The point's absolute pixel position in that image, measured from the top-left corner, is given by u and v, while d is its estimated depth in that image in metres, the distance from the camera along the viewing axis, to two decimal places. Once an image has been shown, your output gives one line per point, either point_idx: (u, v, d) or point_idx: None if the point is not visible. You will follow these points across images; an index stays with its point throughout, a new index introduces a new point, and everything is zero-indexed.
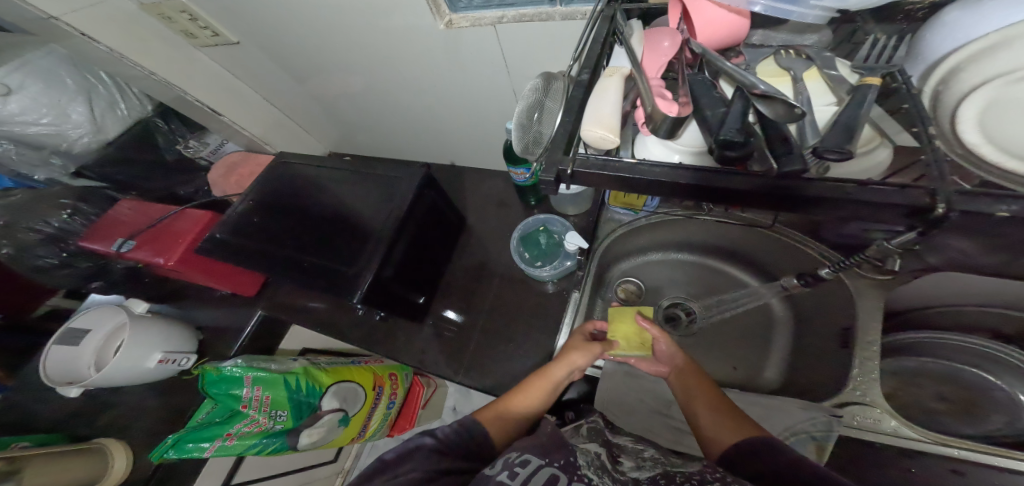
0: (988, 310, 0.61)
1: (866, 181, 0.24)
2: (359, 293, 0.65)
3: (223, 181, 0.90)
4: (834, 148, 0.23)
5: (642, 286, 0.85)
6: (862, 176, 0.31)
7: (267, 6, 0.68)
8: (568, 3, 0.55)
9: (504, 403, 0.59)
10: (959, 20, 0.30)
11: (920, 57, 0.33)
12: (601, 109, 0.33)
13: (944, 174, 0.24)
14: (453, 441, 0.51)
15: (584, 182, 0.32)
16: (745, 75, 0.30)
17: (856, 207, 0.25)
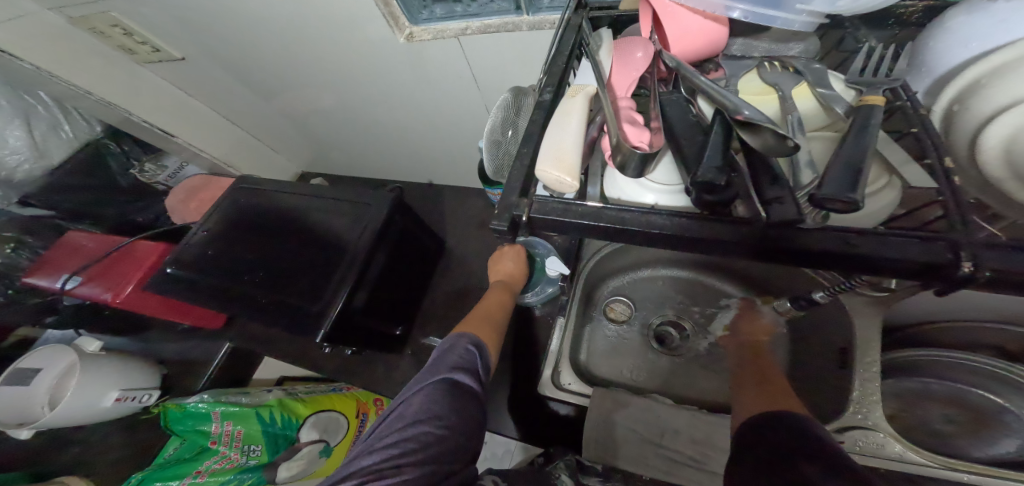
0: (991, 324, 0.56)
1: (877, 231, 0.20)
2: (322, 331, 0.59)
3: (181, 207, 0.82)
4: (833, 193, 0.19)
5: (632, 304, 0.79)
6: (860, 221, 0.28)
7: (213, 19, 0.64)
8: (535, 12, 0.51)
9: (480, 315, 0.61)
10: (970, 26, 0.26)
11: (927, 70, 0.29)
12: (561, 141, 0.28)
13: (964, 216, 0.20)
14: (468, 368, 0.49)
15: (543, 227, 0.27)
16: (726, 95, 0.25)
17: (864, 264, 0.20)
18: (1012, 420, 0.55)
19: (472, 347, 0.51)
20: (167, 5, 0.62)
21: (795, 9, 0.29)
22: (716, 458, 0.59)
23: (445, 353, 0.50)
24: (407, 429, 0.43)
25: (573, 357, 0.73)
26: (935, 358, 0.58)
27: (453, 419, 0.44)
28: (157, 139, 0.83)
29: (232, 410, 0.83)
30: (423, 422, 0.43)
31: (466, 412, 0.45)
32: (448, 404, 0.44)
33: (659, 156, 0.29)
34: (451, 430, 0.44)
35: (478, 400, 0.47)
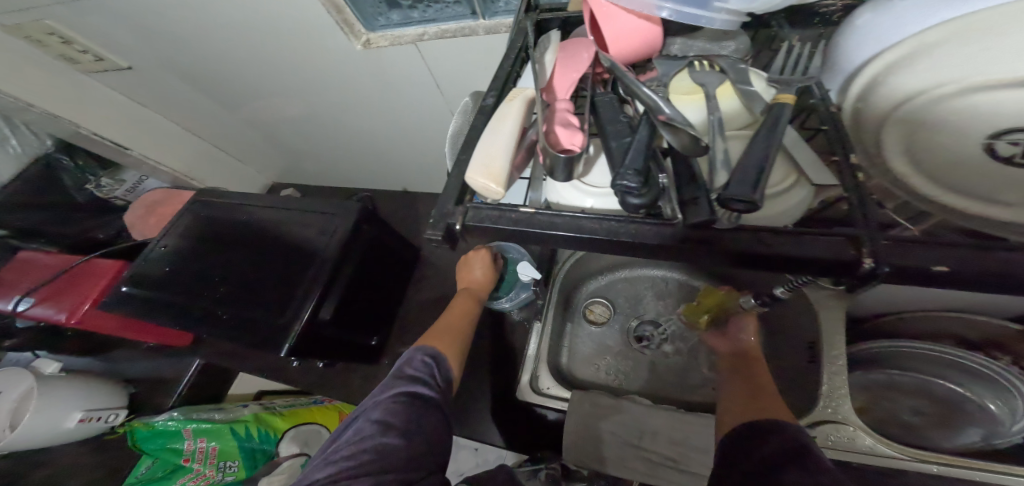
0: (950, 314, 0.57)
1: (789, 230, 0.20)
2: (287, 345, 0.58)
3: (141, 223, 0.79)
4: (736, 194, 0.19)
5: (610, 306, 0.79)
6: (777, 224, 0.27)
7: (160, 26, 0.62)
8: (491, 16, 0.52)
9: (444, 328, 0.58)
10: (871, 24, 0.25)
11: (839, 66, 0.28)
12: (490, 147, 0.27)
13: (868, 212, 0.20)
14: (424, 379, 0.48)
15: (480, 235, 0.27)
16: (652, 96, 0.25)
17: (781, 263, 0.20)
18: (973, 409, 0.57)
19: (427, 360, 0.51)
20: (111, 14, 0.60)
21: (714, 7, 0.28)
22: (694, 458, 0.59)
23: (400, 369, 0.50)
24: (364, 442, 0.42)
25: (553, 359, 0.74)
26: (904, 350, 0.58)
27: (412, 427, 0.43)
28: (110, 153, 0.81)
29: (205, 427, 0.81)
30: (381, 433, 0.42)
31: (426, 420, 0.45)
32: (406, 413, 0.44)
33: (592, 161, 0.29)
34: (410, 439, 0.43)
35: (438, 407, 0.47)
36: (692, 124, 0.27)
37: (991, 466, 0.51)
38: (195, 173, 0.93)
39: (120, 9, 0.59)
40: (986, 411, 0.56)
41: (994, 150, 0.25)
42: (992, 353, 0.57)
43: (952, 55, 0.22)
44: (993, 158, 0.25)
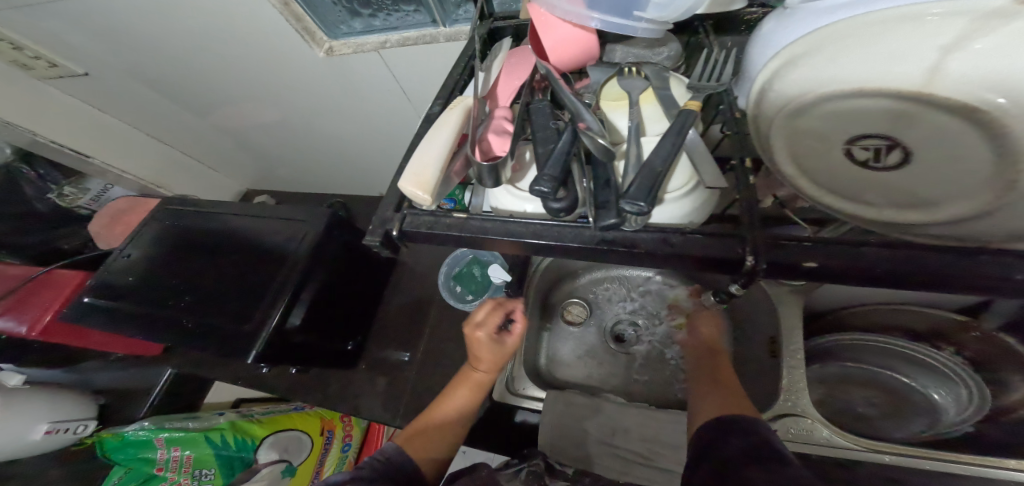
0: (899, 307, 0.58)
1: (687, 230, 0.23)
2: (253, 351, 0.57)
3: (106, 232, 0.78)
4: (631, 198, 0.21)
5: (586, 307, 0.80)
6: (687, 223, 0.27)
7: (119, 32, 0.62)
8: (451, 24, 0.53)
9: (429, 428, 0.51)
10: (772, 32, 0.25)
11: (743, 75, 0.29)
12: (425, 154, 0.27)
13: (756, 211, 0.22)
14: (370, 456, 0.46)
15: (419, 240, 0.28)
16: (576, 105, 0.27)
17: (683, 261, 0.23)
18: (918, 398, 0.60)
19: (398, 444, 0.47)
20: (72, 22, 0.61)
21: (632, 16, 0.29)
22: (665, 454, 0.60)
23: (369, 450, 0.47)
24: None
25: (529, 361, 0.74)
26: (854, 341, 0.60)
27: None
28: (70, 161, 0.79)
29: (178, 435, 0.80)
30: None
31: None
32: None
33: (524, 164, 0.30)
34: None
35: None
36: (617, 130, 0.29)
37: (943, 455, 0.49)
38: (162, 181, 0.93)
39: (75, 16, 0.59)
40: (930, 401, 0.59)
41: (853, 156, 0.25)
42: (936, 343, 0.58)
43: (815, 66, 0.24)
44: (856, 163, 0.25)
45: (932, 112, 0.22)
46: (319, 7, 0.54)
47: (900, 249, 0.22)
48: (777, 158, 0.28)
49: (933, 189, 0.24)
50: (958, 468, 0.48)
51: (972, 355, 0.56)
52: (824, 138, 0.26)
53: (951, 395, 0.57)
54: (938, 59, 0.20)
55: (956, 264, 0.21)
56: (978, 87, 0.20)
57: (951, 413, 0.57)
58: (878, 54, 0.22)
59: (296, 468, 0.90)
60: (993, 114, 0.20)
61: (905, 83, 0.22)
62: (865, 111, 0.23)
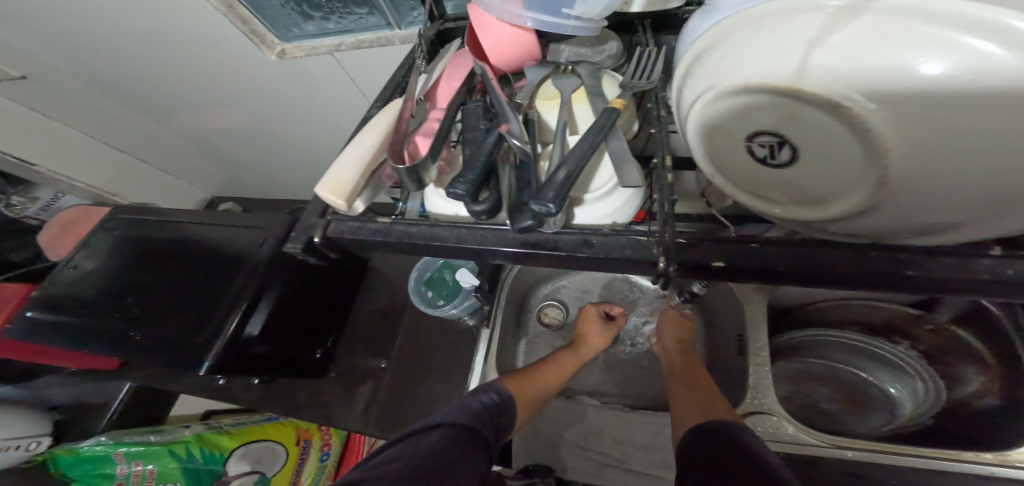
0: (862, 302, 0.59)
1: (610, 231, 0.22)
2: (207, 362, 0.54)
3: (56, 244, 0.75)
4: (541, 197, 0.20)
5: (564, 309, 0.76)
6: (612, 223, 0.26)
7: (61, 36, 0.60)
8: (406, 26, 0.52)
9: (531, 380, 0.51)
10: (693, 29, 0.24)
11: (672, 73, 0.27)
12: (345, 158, 0.27)
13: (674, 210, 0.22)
14: (483, 421, 0.43)
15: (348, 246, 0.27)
16: (504, 108, 0.26)
17: (606, 262, 0.22)
18: (876, 393, 0.61)
19: (496, 399, 0.46)
20: (15, 26, 0.59)
21: (561, 14, 0.29)
22: (636, 455, 0.59)
23: (465, 401, 0.45)
24: (410, 440, 0.39)
25: (506, 365, 0.71)
26: (811, 338, 0.62)
27: (447, 470, 0.36)
28: (14, 170, 0.75)
29: (139, 449, 0.77)
30: (412, 464, 0.36)
31: (468, 466, 0.38)
32: (448, 452, 0.38)
33: (455, 165, 0.29)
34: (431, 457, 0.37)
35: (483, 454, 0.40)
36: (547, 130, 0.29)
37: (899, 448, 0.48)
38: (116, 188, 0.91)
39: (15, 18, 0.57)
40: (887, 395, 0.60)
41: (753, 152, 0.23)
42: (891, 337, 0.59)
43: (710, 62, 0.22)
44: (753, 159, 0.23)
45: (803, 112, 0.19)
46: (268, 9, 0.54)
47: (805, 247, 0.23)
48: (696, 158, 0.26)
49: (832, 189, 0.22)
50: (918, 463, 0.46)
51: (926, 349, 0.57)
52: (727, 136, 0.23)
53: (907, 389, 0.58)
54: (803, 54, 0.18)
55: (850, 262, 0.23)
56: (837, 87, 0.18)
57: (908, 406, 0.58)
58: (749, 46, 0.20)
59: (270, 479, 0.86)
60: (858, 118, 0.18)
61: (775, 79, 0.19)
62: (750, 108, 0.21)
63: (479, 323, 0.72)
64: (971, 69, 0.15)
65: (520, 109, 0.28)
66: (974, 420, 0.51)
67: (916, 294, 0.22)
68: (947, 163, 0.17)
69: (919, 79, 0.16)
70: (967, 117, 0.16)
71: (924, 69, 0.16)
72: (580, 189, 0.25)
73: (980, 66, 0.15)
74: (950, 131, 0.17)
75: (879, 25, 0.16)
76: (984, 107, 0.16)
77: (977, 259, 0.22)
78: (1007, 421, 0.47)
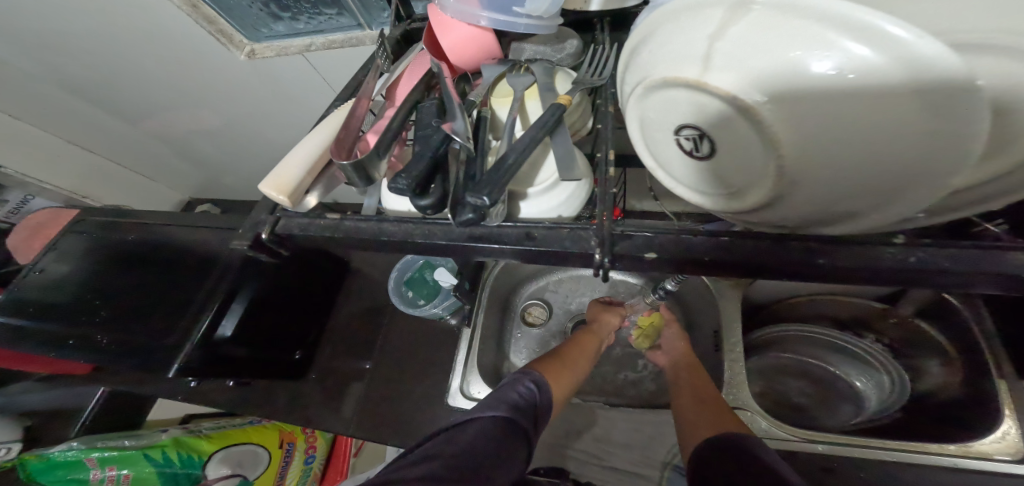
0: (831, 297, 0.60)
1: (550, 225, 0.24)
2: (176, 364, 0.50)
3: (26, 247, 0.73)
4: (477, 191, 0.21)
5: (547, 307, 0.76)
6: (558, 217, 0.28)
7: (25, 35, 0.59)
8: (377, 26, 0.52)
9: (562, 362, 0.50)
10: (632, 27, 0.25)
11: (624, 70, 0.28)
12: (292, 158, 0.28)
13: (612, 206, 0.23)
14: (523, 411, 0.40)
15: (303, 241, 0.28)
16: (453, 105, 0.27)
17: (540, 254, 0.24)
18: (842, 386, 0.62)
19: (533, 386, 0.43)
20: None
21: (513, 12, 0.29)
22: (616, 453, 0.57)
23: (501, 391, 0.42)
24: (442, 436, 0.36)
25: (491, 366, 0.69)
26: (784, 333, 0.63)
27: (490, 468, 0.34)
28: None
29: (111, 455, 0.76)
30: (455, 457, 0.34)
31: (510, 464, 0.35)
32: (491, 448, 0.35)
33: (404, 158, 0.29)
34: (467, 454, 0.34)
35: (524, 449, 0.38)
36: (496, 127, 0.30)
37: (869, 441, 0.48)
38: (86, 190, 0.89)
39: None
40: (853, 388, 0.61)
41: (683, 147, 0.23)
42: (859, 332, 0.61)
43: (640, 56, 0.22)
44: (682, 154, 0.24)
45: (714, 105, 0.20)
46: (235, 9, 0.55)
47: (739, 239, 0.23)
48: (639, 153, 0.26)
49: (746, 187, 0.22)
50: (888, 456, 0.46)
51: (891, 342, 0.58)
52: (659, 130, 0.23)
53: (872, 382, 0.60)
54: (707, 48, 0.19)
55: (768, 253, 0.22)
56: (738, 80, 0.18)
57: (873, 399, 0.59)
58: (668, 42, 0.20)
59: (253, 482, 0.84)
60: (757, 111, 0.18)
61: (683, 71, 0.20)
62: (671, 101, 0.21)
63: (461, 323, 0.70)
64: (844, 63, 0.16)
65: (474, 106, 0.29)
66: (942, 412, 0.51)
67: (826, 281, 0.23)
68: (840, 155, 0.18)
69: (802, 72, 0.17)
70: (846, 112, 0.17)
71: (808, 63, 0.17)
72: (524, 183, 0.27)
73: (855, 61, 0.16)
74: (837, 125, 0.17)
75: (766, 20, 0.17)
76: (864, 101, 0.16)
77: (880, 248, 0.22)
78: (974, 413, 0.48)
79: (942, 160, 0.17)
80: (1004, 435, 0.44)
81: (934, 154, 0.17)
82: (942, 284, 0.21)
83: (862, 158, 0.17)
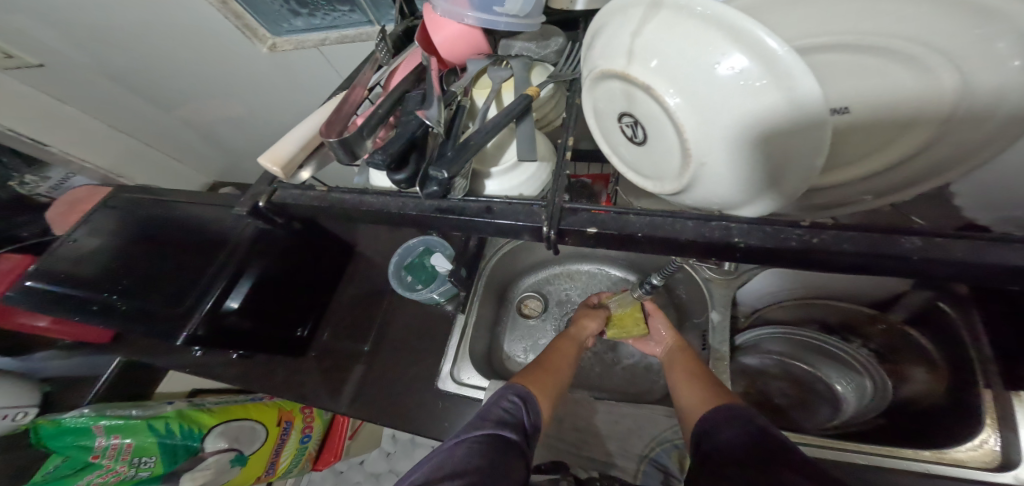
0: (819, 302, 0.60)
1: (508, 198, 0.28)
2: (185, 333, 0.54)
3: (63, 219, 0.76)
4: (439, 167, 0.26)
5: (542, 300, 0.78)
6: (519, 195, 0.33)
7: (74, 24, 0.63)
8: (386, 23, 0.56)
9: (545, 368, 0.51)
10: None
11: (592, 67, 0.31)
12: (289, 135, 0.31)
13: (560, 185, 0.27)
14: (512, 425, 0.42)
15: (302, 209, 0.32)
16: (432, 93, 0.30)
17: (501, 225, 0.27)
18: (823, 389, 0.63)
19: (518, 399, 0.45)
20: (37, 16, 0.61)
21: (494, 11, 0.32)
22: (599, 445, 0.56)
23: (488, 408, 0.44)
24: (436, 459, 0.38)
25: (484, 354, 0.72)
26: (764, 334, 0.64)
27: (485, 477, 0.35)
28: (24, 149, 0.76)
29: (118, 422, 0.75)
30: (451, 479, 0.35)
31: (504, 473, 0.36)
32: (483, 463, 0.37)
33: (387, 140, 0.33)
34: (463, 471, 0.36)
35: (520, 461, 0.39)
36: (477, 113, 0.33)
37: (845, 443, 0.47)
38: (123, 170, 0.93)
39: (34, 10, 0.60)
40: (833, 391, 0.62)
41: (626, 133, 0.26)
42: (845, 336, 0.61)
43: (591, 47, 0.25)
44: (626, 141, 0.26)
45: (639, 96, 0.22)
46: (259, 5, 0.57)
47: (670, 219, 0.25)
48: (596, 138, 0.29)
49: (669, 171, 0.24)
50: (862, 459, 0.46)
51: (877, 347, 0.58)
52: (608, 116, 0.26)
53: (853, 386, 0.60)
54: (631, 43, 0.22)
55: (691, 230, 0.24)
56: (652, 75, 0.21)
57: (852, 403, 0.59)
58: (607, 38, 0.23)
59: (248, 458, 0.87)
60: (663, 101, 0.21)
61: (614, 65, 0.22)
62: (610, 90, 0.24)
63: (457, 309, 0.72)
64: (732, 60, 0.18)
65: (456, 95, 0.32)
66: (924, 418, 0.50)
67: (752, 263, 0.25)
68: (740, 143, 0.20)
69: (703, 67, 0.19)
70: (728, 106, 0.19)
71: (706, 60, 0.19)
72: (488, 164, 0.32)
73: (742, 59, 0.18)
74: (731, 118, 0.19)
75: (673, 21, 0.20)
76: (751, 95, 0.18)
77: (789, 229, 0.23)
78: (954, 421, 0.47)
79: (809, 146, 0.19)
80: (982, 443, 0.44)
81: (801, 142, 0.19)
82: (876, 266, 0.23)
83: (757, 147, 0.20)
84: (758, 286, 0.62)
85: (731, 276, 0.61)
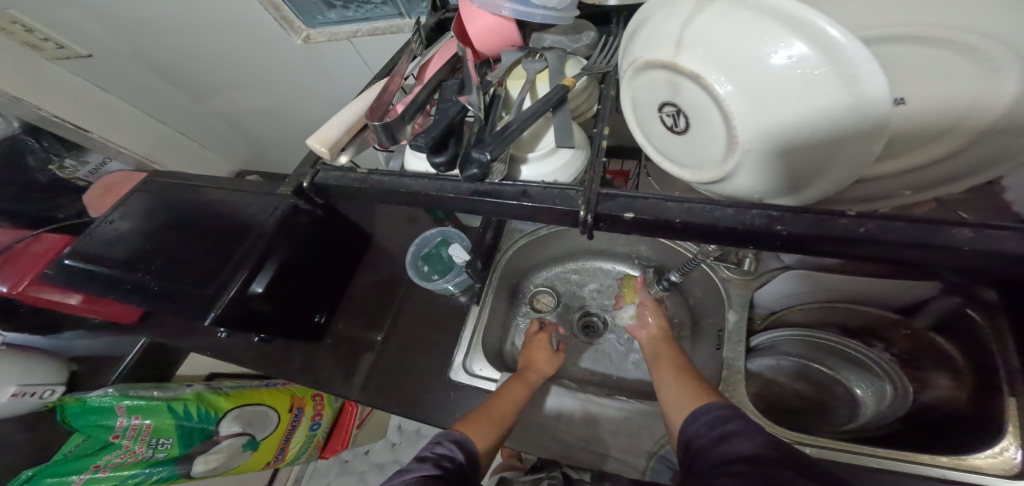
0: (843, 306, 0.59)
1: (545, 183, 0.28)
2: (212, 314, 0.56)
3: (99, 202, 0.79)
4: (482, 149, 0.27)
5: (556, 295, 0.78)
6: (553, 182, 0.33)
7: (119, 15, 0.65)
8: (417, 15, 0.56)
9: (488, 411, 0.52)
10: None
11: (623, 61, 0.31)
12: (334, 120, 0.32)
13: (597, 171, 0.28)
14: (443, 466, 0.45)
15: (341, 191, 0.34)
16: (470, 84, 0.31)
17: (539, 209, 0.28)
18: (841, 391, 0.62)
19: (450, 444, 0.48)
20: (86, 7, 0.63)
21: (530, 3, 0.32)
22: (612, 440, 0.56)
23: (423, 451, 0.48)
24: None
25: (496, 347, 0.73)
26: (780, 335, 0.64)
27: None
28: (69, 135, 0.81)
29: (140, 403, 0.76)
30: None
31: None
32: None
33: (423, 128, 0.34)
34: None
35: None
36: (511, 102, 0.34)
37: (857, 447, 0.47)
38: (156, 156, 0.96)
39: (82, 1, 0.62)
40: (850, 393, 0.61)
41: (665, 123, 0.26)
42: (867, 340, 0.60)
43: (633, 39, 0.26)
44: (665, 131, 0.26)
45: (685, 86, 0.23)
46: None
47: (707, 206, 0.26)
48: (631, 128, 0.29)
49: (711, 160, 0.25)
50: (875, 463, 0.46)
51: (899, 352, 0.57)
52: (648, 106, 0.26)
53: (873, 389, 0.59)
54: (679, 34, 0.22)
55: (730, 217, 0.25)
56: (702, 63, 0.21)
57: (870, 406, 0.59)
58: (651, 30, 0.24)
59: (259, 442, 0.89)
60: (714, 89, 0.21)
61: (661, 56, 0.23)
62: (653, 80, 0.25)
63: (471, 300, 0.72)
64: (790, 49, 0.19)
65: (493, 85, 0.33)
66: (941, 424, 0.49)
67: (790, 251, 0.25)
68: (793, 130, 0.21)
69: (758, 55, 0.20)
70: (785, 93, 0.20)
71: (761, 48, 0.20)
72: (524, 150, 0.33)
73: (801, 47, 0.19)
74: (788, 105, 0.20)
75: (724, 13, 0.21)
76: (811, 83, 0.19)
77: (836, 219, 0.24)
78: (971, 431, 0.46)
79: (864, 133, 0.20)
80: (1001, 450, 0.43)
81: (857, 129, 0.20)
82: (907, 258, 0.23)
83: (813, 134, 0.20)
84: (778, 288, 0.62)
85: (750, 275, 0.61)
